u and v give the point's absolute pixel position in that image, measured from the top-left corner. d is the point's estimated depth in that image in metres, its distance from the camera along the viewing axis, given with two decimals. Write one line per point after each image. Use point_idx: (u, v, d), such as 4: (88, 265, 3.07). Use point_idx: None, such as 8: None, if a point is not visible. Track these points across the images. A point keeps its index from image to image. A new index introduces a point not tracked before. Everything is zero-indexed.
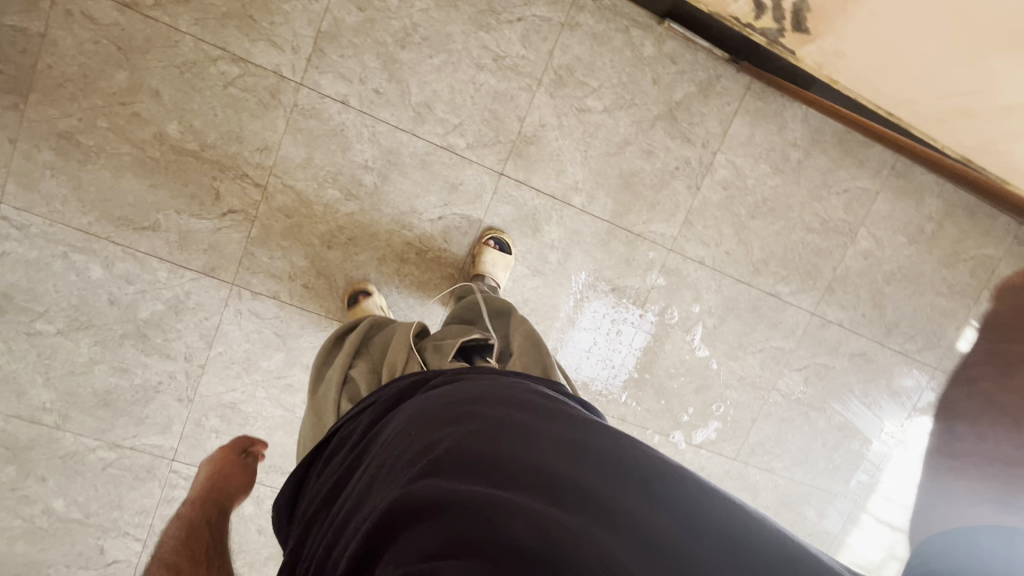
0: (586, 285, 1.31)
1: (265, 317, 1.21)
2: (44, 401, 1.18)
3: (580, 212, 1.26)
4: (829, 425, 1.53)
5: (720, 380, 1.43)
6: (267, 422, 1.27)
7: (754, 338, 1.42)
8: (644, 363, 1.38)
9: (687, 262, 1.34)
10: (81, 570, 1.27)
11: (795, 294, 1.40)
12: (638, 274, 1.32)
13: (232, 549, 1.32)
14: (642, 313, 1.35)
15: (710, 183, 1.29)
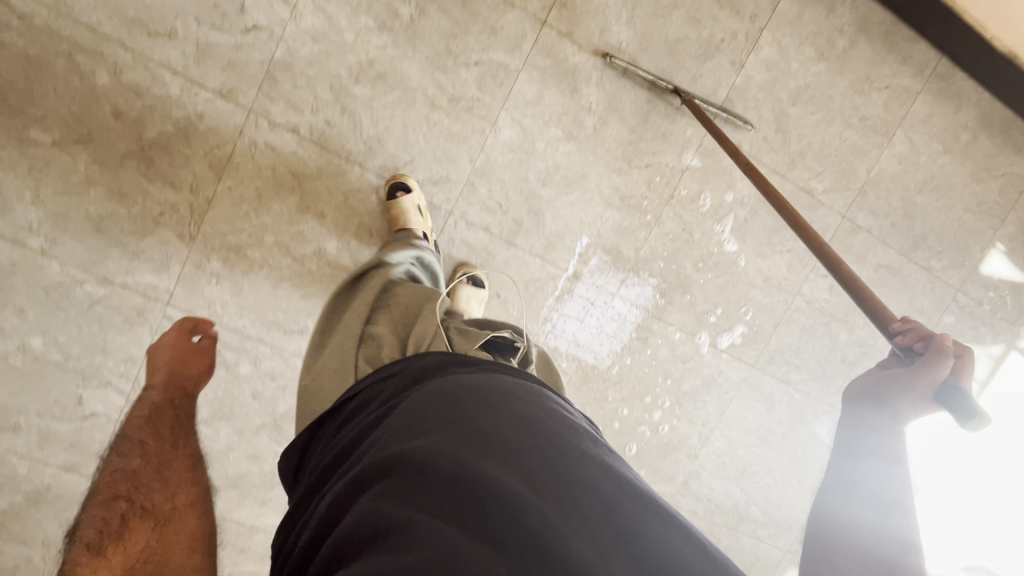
0: (596, 263, 1.31)
1: (282, 154, 1.13)
2: (30, 221, 1.08)
3: (620, 76, 1.21)
4: (849, 339, 1.49)
5: (746, 279, 1.39)
6: (274, 272, 1.19)
7: (784, 237, 1.38)
8: (671, 251, 1.33)
9: (724, 146, 1.29)
10: (55, 419, 1.18)
11: (829, 193, 1.37)
12: (674, 153, 1.27)
13: (224, 413, 1.23)
14: (641, 285, 1.34)
15: (754, 61, 1.25)
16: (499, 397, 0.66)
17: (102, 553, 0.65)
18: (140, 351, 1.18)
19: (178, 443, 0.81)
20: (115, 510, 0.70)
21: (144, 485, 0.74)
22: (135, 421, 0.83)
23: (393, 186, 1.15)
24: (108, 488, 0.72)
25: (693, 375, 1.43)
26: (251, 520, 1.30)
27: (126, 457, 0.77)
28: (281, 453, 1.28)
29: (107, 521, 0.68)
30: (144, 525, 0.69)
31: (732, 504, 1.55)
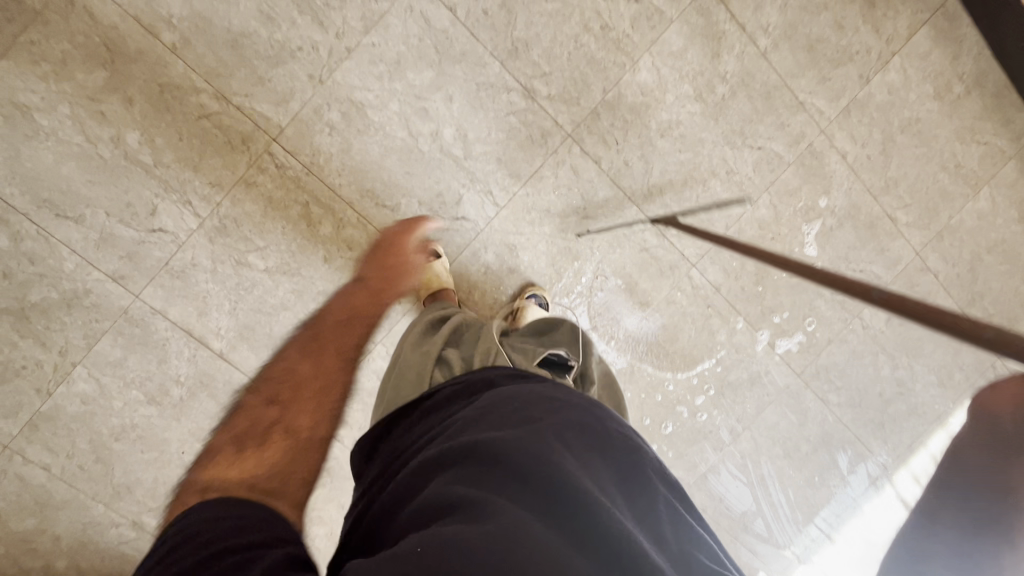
0: (614, 289, 1.34)
1: (432, 28, 1.14)
2: (171, 16, 1.06)
3: (759, 56, 1.26)
4: (891, 376, 1.52)
5: (816, 287, 1.42)
6: (386, 141, 1.17)
7: (860, 256, 1.42)
8: (757, 237, 1.36)
9: (832, 152, 1.34)
10: (120, 223, 1.13)
11: (910, 226, 1.42)
12: (786, 144, 1.32)
13: (288, 269, 1.20)
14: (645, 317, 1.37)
15: (879, 81, 1.32)
16: (570, 404, 0.68)
17: (314, 354, 0.66)
18: (229, 180, 1.14)
19: (371, 325, 0.75)
20: (326, 335, 0.69)
21: (355, 324, 0.73)
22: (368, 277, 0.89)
23: (423, 251, 1.20)
24: (331, 311, 0.75)
25: (741, 367, 1.44)
26: None
27: (355, 295, 0.80)
28: None
29: (331, 330, 0.70)
30: (284, 442, 0.59)
31: (740, 511, 1.53)
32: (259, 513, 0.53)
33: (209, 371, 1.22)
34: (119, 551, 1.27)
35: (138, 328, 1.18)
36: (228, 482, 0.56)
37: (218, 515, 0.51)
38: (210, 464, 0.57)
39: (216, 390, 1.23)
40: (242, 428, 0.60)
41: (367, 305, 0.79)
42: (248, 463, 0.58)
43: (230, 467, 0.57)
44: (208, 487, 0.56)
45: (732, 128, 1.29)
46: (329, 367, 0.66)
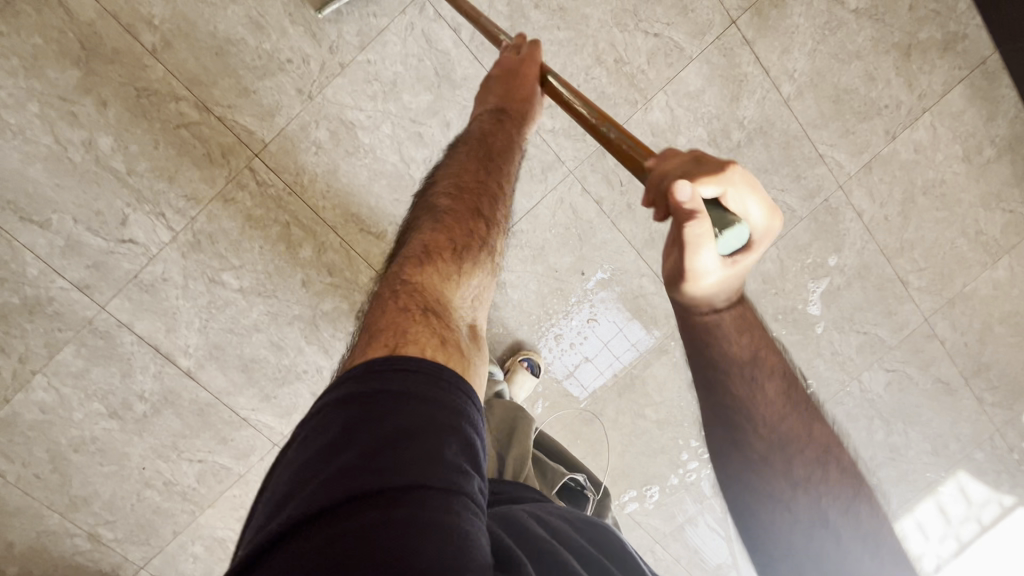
0: (602, 300, 1.25)
1: (433, 48, 1.06)
2: (153, 16, 0.99)
3: (781, 104, 1.18)
4: (884, 441, 1.47)
5: (816, 347, 1.36)
6: (375, 164, 1.10)
7: (866, 318, 1.36)
8: (759, 291, 1.29)
9: (848, 209, 1.27)
10: (88, 231, 1.07)
11: (921, 291, 1.35)
12: (800, 197, 1.24)
13: (264, 291, 1.14)
14: (644, 330, 1.29)
15: (905, 138, 1.24)
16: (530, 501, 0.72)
17: (468, 209, 0.71)
18: (207, 193, 1.08)
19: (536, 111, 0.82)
20: (465, 198, 0.72)
21: (487, 184, 0.75)
22: (490, 132, 0.80)
23: None
24: (472, 166, 0.76)
25: None
26: (245, 412, 1.20)
27: (490, 116, 0.83)
28: (304, 352, 1.18)
29: (476, 174, 0.75)
30: (457, 262, 0.66)
31: (716, 563, 1.50)
32: (460, 383, 0.54)
33: (176, 389, 1.17)
34: (73, 562, 1.24)
35: (103, 340, 1.12)
36: (432, 301, 0.62)
37: (428, 370, 0.52)
38: (411, 282, 0.62)
39: (182, 407, 1.18)
40: (443, 251, 0.66)
41: (508, 140, 0.81)
42: (453, 282, 0.65)
43: (432, 275, 0.64)
44: (411, 313, 0.59)
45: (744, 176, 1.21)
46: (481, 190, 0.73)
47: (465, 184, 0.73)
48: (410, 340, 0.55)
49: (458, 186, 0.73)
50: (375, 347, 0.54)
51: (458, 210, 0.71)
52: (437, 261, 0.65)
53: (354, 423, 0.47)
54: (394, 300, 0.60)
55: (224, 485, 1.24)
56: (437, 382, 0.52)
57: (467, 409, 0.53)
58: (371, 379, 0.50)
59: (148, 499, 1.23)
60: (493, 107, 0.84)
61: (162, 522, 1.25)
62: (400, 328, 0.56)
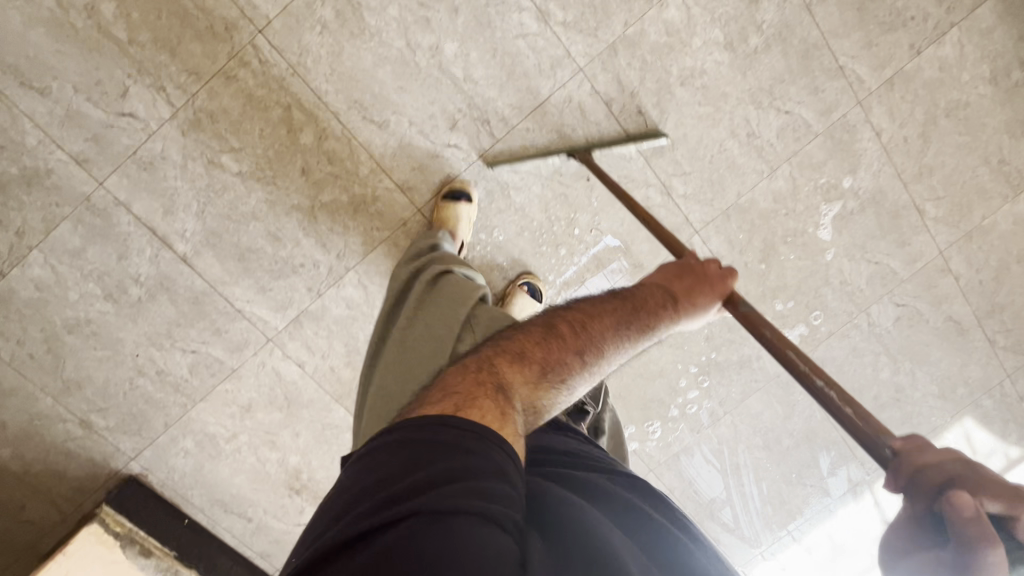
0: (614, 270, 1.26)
1: None
2: None
3: (802, 9, 1.14)
4: (889, 380, 1.43)
5: (825, 274, 1.32)
6: (380, 50, 1.08)
7: (878, 246, 1.32)
8: (768, 211, 1.26)
9: (866, 127, 1.22)
10: (87, 101, 1.05)
11: (937, 221, 1.31)
12: (817, 111, 1.20)
13: (263, 177, 1.12)
14: None
15: (931, 54, 1.19)
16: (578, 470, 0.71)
17: (578, 341, 0.66)
18: (208, 70, 1.06)
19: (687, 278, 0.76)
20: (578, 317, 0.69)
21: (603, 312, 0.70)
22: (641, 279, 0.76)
23: (454, 190, 1.15)
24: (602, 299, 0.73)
25: (732, 348, 1.36)
26: (240, 303, 1.19)
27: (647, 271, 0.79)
28: (302, 245, 1.17)
29: (605, 321, 0.68)
30: (535, 371, 0.63)
31: (710, 496, 1.49)
32: (499, 438, 0.53)
33: (171, 274, 1.16)
34: (65, 447, 1.24)
35: (100, 218, 1.11)
36: (503, 389, 0.60)
37: (476, 430, 0.52)
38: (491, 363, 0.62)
39: (177, 295, 1.18)
40: (536, 358, 0.64)
41: (648, 315, 0.71)
42: (526, 388, 0.62)
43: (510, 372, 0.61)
44: (483, 387, 0.58)
45: (760, 85, 1.17)
46: (604, 328, 0.68)
47: (594, 313, 0.69)
48: (473, 406, 0.55)
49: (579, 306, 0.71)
50: (441, 402, 0.55)
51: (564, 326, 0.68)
52: (527, 364, 0.62)
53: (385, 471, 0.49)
54: (473, 368, 0.61)
55: (216, 378, 1.24)
56: (477, 437, 0.51)
57: (500, 456, 0.52)
58: (415, 430, 0.52)
59: (141, 388, 1.23)
60: (660, 286, 0.75)
61: (154, 413, 1.25)
62: (466, 393, 0.57)
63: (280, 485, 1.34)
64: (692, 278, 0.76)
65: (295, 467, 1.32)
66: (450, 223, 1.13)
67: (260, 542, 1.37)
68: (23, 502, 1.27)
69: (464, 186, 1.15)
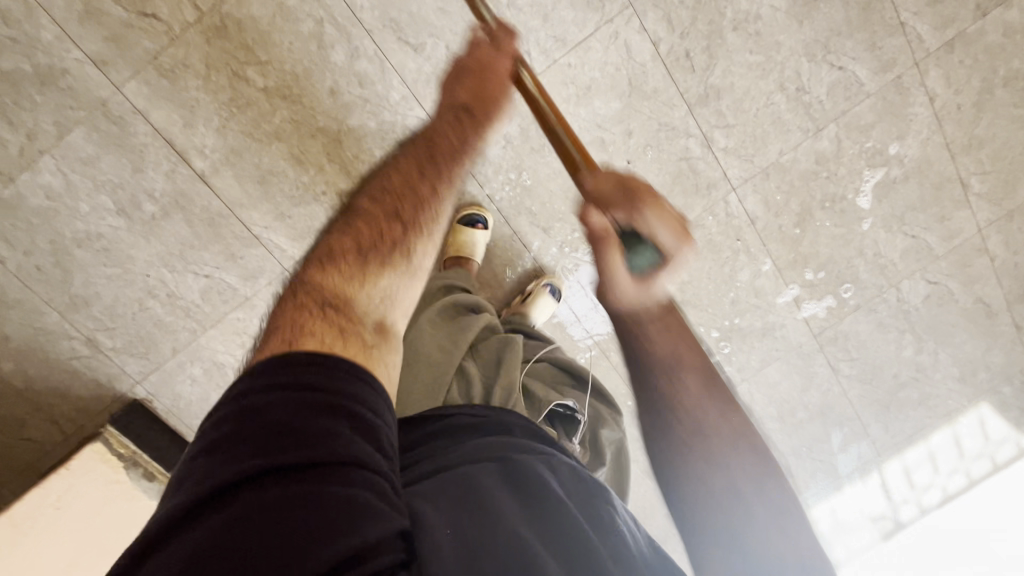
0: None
1: None
2: None
3: None
4: (910, 358, 1.41)
5: (859, 243, 1.29)
6: None
7: (916, 219, 1.28)
8: (810, 172, 1.22)
9: (920, 90, 1.17)
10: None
11: (980, 197, 1.27)
12: (871, 70, 1.15)
13: (289, 95, 1.07)
14: None
15: (997, 16, 1.13)
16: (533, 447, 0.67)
17: (391, 207, 0.61)
18: None
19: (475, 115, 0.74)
20: (393, 199, 0.62)
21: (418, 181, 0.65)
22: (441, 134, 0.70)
23: (469, 216, 1.16)
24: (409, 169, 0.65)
25: (757, 315, 1.33)
26: (258, 228, 1.15)
27: (442, 118, 0.73)
28: (325, 171, 1.12)
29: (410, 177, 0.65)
30: (365, 262, 0.57)
31: None
32: (367, 375, 0.50)
33: (187, 192, 1.11)
34: (70, 366, 1.21)
35: (116, 126, 1.06)
36: (338, 299, 0.54)
37: (324, 361, 0.47)
38: (312, 276, 0.55)
39: (192, 215, 1.13)
40: (352, 250, 0.57)
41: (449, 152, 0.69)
42: (360, 280, 0.56)
43: (335, 274, 0.56)
44: (308, 311, 0.52)
45: (816, 35, 1.12)
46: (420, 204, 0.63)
47: (399, 185, 0.63)
48: (306, 335, 0.50)
49: (387, 185, 0.64)
50: (271, 343, 0.49)
51: (377, 212, 0.61)
52: (342, 258, 0.56)
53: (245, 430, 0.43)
54: (289, 299, 0.53)
55: (228, 306, 1.20)
56: (332, 376, 0.47)
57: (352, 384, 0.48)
58: (276, 375, 0.46)
59: (150, 310, 1.19)
60: (449, 113, 0.74)
61: (162, 337, 1.21)
62: (293, 326, 0.51)
63: None
64: (478, 79, 0.78)
65: None
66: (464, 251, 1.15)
67: None
68: (24, 419, 1.24)
69: (481, 210, 1.17)
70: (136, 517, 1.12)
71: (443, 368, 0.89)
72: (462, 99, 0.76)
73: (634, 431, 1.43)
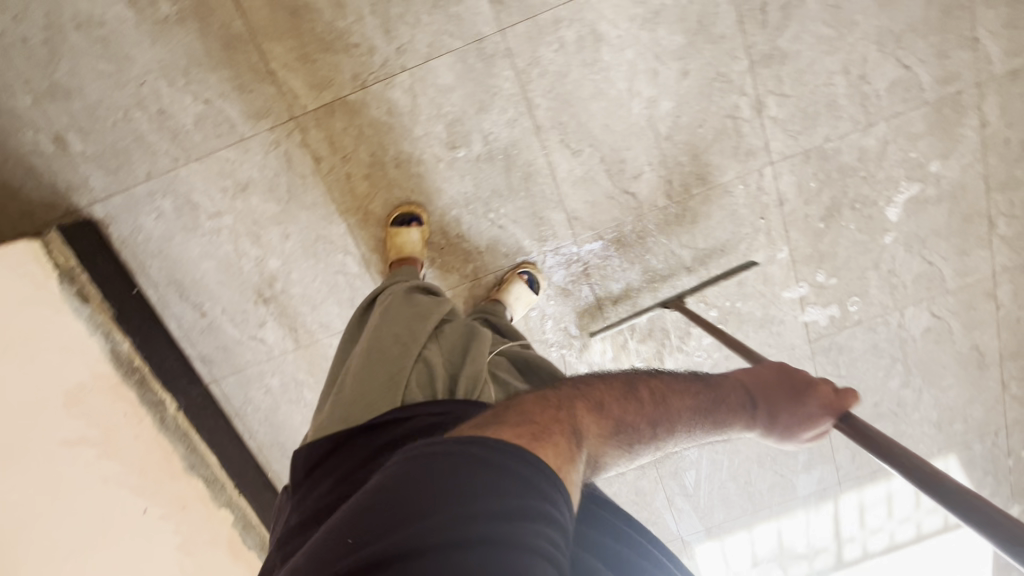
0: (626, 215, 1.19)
1: None
2: None
3: None
4: (894, 391, 1.38)
5: (876, 256, 1.25)
6: None
7: (937, 246, 1.25)
8: (849, 168, 1.18)
9: (975, 113, 1.15)
10: None
11: (1002, 240, 1.25)
12: (934, 77, 1.13)
13: None
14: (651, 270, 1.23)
15: None
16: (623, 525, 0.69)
17: (649, 415, 0.65)
18: None
19: (758, 398, 0.74)
20: (647, 396, 0.66)
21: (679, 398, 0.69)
22: (733, 383, 0.75)
23: (403, 215, 1.14)
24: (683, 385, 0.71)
25: (758, 303, 1.28)
26: (276, 65, 1.06)
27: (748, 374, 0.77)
28: (364, 23, 1.05)
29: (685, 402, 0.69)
30: (600, 427, 0.60)
31: (680, 453, 1.42)
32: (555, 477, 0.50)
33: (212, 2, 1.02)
34: (28, 160, 1.09)
35: None
36: (574, 431, 0.57)
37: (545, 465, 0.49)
38: (570, 403, 0.60)
39: (210, 30, 1.04)
40: (613, 417, 0.62)
41: (725, 411, 0.72)
42: (594, 442, 0.59)
43: (586, 422, 0.59)
44: (559, 423, 0.56)
45: (891, 25, 1.09)
46: (677, 406, 0.69)
47: (674, 391, 0.69)
48: (547, 439, 0.53)
49: (661, 391, 0.68)
50: (516, 427, 0.53)
51: (638, 400, 0.65)
52: (604, 417, 0.61)
53: (416, 499, 0.45)
54: (550, 403, 0.58)
55: (221, 142, 1.10)
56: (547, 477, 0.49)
57: (560, 503, 0.49)
58: (495, 448, 0.49)
59: (134, 123, 1.08)
60: (740, 384, 0.75)
61: (139, 157, 1.10)
62: (544, 424, 0.55)
63: (248, 288, 1.20)
64: (785, 387, 0.74)
65: (271, 273, 1.19)
66: (409, 251, 1.12)
67: (204, 344, 1.23)
68: None
69: (414, 208, 1.15)
70: (55, 326, 1.01)
71: (399, 361, 0.82)
72: (769, 372, 0.76)
73: None
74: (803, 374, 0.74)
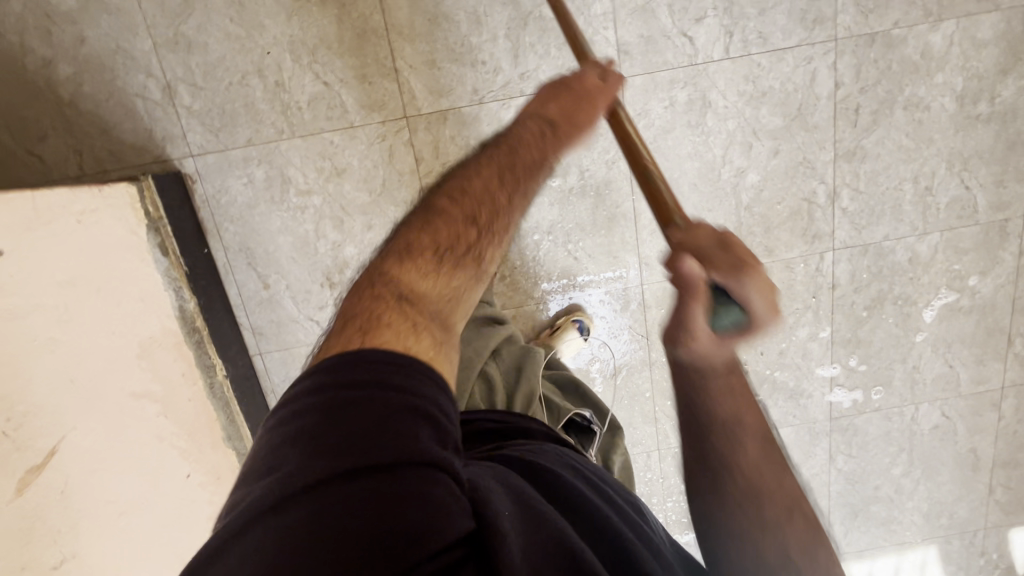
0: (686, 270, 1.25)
1: None
2: None
3: None
4: (894, 478, 1.46)
5: (906, 351, 1.35)
6: None
7: (960, 352, 1.36)
8: (900, 267, 1.28)
9: (1017, 241, 1.27)
10: None
11: (1015, 358, 1.37)
12: (989, 202, 1.24)
13: None
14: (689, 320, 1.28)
15: None
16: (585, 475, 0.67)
17: (464, 210, 0.67)
18: None
19: (545, 133, 0.79)
20: (468, 206, 0.67)
21: (498, 188, 0.70)
22: (531, 138, 0.77)
23: None
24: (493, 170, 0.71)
25: (793, 375, 1.36)
26: (402, 64, 1.09)
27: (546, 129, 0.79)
28: (496, 44, 1.09)
29: (491, 180, 0.70)
30: (433, 261, 0.63)
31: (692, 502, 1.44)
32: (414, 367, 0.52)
33: None
34: (131, 102, 1.08)
35: None
36: (402, 287, 0.61)
37: (385, 363, 0.51)
38: (391, 269, 0.62)
39: (348, 18, 1.06)
40: (426, 245, 0.64)
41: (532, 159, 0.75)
42: (432, 276, 0.63)
43: (415, 269, 0.62)
44: (382, 299, 0.59)
45: (964, 148, 1.20)
46: (489, 188, 0.69)
47: (470, 179, 0.70)
48: (381, 326, 0.55)
49: (467, 188, 0.69)
50: (345, 333, 0.55)
51: (455, 214, 0.67)
52: (418, 255, 0.63)
53: (274, 455, 0.47)
54: (368, 289, 0.60)
55: (329, 124, 1.11)
56: (397, 371, 0.50)
57: (426, 401, 0.50)
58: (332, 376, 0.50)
59: (247, 89, 1.09)
60: (541, 116, 0.81)
61: (243, 122, 1.10)
62: (366, 313, 0.57)
63: (318, 270, 1.20)
64: (570, 97, 0.83)
65: (345, 259, 1.19)
66: None
67: (259, 316, 1.21)
68: (46, 132, 1.08)
69: None
70: (132, 276, 0.97)
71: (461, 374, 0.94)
72: (559, 106, 0.82)
73: (634, 439, 1.39)
74: (577, 80, 0.84)
